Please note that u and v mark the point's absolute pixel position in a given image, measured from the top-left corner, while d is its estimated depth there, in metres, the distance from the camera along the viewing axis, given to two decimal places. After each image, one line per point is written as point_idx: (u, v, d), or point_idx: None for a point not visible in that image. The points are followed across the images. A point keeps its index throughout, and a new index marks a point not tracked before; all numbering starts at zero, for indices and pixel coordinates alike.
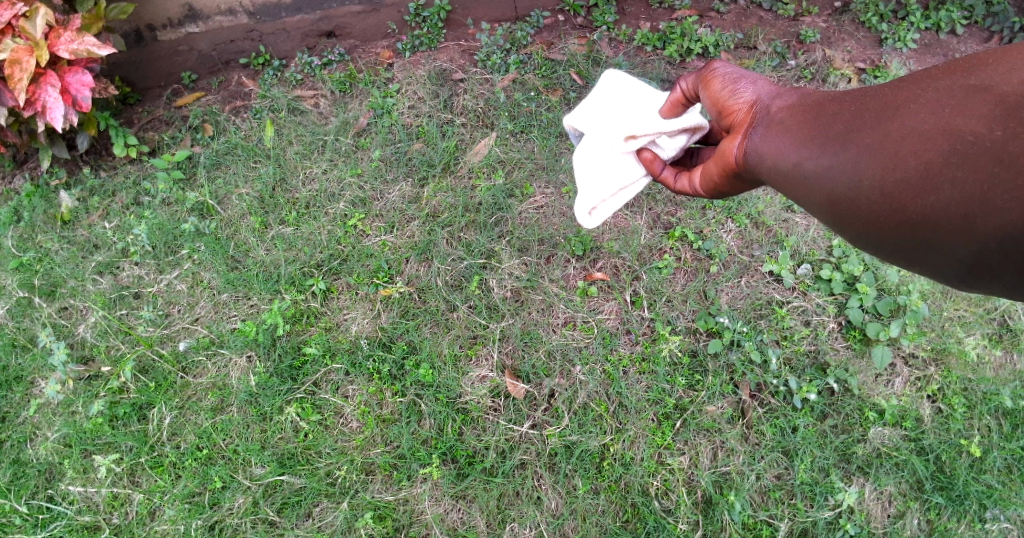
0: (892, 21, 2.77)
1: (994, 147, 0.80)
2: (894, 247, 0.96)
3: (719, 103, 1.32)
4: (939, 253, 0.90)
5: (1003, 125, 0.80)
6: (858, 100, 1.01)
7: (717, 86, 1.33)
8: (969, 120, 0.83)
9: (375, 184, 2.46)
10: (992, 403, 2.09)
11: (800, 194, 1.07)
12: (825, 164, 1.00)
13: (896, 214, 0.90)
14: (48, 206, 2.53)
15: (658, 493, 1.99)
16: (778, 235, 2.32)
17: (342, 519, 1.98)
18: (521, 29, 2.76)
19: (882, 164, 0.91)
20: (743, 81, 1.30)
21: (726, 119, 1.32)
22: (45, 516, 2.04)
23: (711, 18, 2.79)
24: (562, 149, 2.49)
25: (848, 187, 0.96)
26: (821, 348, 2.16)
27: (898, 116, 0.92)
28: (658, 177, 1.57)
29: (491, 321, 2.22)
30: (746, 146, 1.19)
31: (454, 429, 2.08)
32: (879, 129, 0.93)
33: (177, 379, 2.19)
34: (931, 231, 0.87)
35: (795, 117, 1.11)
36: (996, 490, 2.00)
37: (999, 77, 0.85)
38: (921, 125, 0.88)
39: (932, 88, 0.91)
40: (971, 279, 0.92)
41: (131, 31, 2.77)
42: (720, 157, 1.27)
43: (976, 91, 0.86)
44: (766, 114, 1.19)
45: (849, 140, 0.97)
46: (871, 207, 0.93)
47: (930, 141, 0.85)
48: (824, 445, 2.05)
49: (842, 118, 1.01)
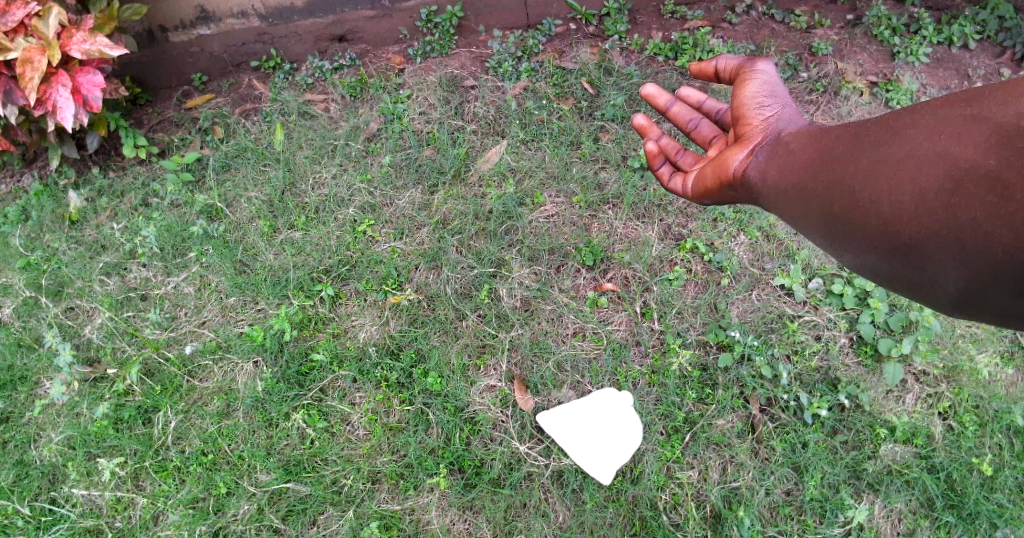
0: (904, 35, 2.75)
1: (990, 173, 0.94)
2: (893, 269, 1.16)
3: (744, 123, 1.64)
4: (931, 271, 1.07)
5: (997, 154, 0.94)
6: (871, 131, 1.21)
7: (745, 109, 1.64)
8: (968, 149, 0.98)
9: (384, 189, 2.45)
10: (1004, 421, 2.07)
11: (812, 216, 1.31)
12: (836, 185, 1.23)
13: (889, 234, 1.10)
14: (57, 206, 2.53)
15: (666, 506, 1.98)
16: (790, 248, 2.30)
17: (348, 528, 1.96)
18: (532, 37, 2.76)
19: (884, 188, 1.11)
20: (767, 107, 1.61)
21: (748, 137, 1.62)
22: (47, 518, 2.03)
23: (723, 28, 2.77)
24: (573, 158, 2.48)
25: (845, 206, 1.20)
26: (832, 364, 2.14)
27: (896, 144, 1.13)
28: (656, 172, 1.95)
29: (500, 330, 2.20)
30: (765, 167, 1.48)
31: (461, 439, 2.06)
32: (879, 156, 1.15)
33: (183, 383, 2.18)
34: (923, 252, 1.06)
35: (814, 148, 1.36)
36: (1007, 510, 1.97)
37: (995, 108, 0.99)
38: (916, 153, 1.07)
39: (929, 117, 1.09)
40: (964, 300, 1.08)
41: (142, 32, 2.71)
42: (734, 170, 1.58)
43: (975, 120, 1.00)
44: (784, 144, 1.47)
45: (849, 169, 1.20)
46: (871, 227, 1.14)
47: (933, 168, 1.03)
48: (835, 461, 2.02)
49: (843, 148, 1.25)
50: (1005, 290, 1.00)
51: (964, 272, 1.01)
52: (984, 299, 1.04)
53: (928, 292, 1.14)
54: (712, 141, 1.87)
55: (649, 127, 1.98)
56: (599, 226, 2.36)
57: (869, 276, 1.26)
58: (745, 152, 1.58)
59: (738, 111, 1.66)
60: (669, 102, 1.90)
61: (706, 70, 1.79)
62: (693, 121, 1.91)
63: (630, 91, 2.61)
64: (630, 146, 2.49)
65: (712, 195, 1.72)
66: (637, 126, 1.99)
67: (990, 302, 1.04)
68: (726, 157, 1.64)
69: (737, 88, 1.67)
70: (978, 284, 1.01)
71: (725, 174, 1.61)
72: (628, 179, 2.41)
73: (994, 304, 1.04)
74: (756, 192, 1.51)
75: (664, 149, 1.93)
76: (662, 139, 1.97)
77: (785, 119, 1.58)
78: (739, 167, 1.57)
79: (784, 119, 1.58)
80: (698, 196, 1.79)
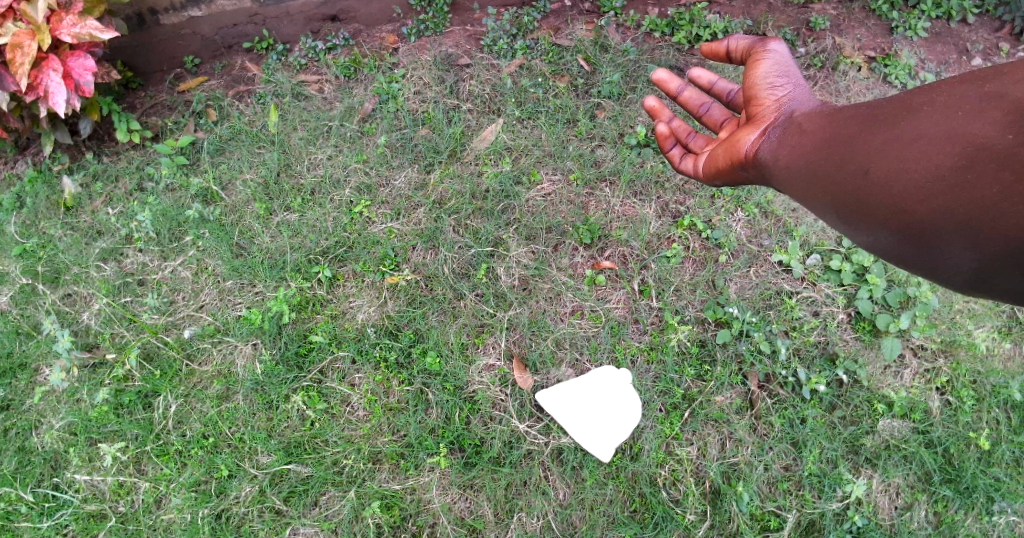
0: (903, 8, 2.72)
1: (1005, 149, 0.96)
2: (904, 249, 1.15)
3: (756, 101, 1.61)
4: (941, 251, 1.09)
5: (1013, 131, 0.96)
6: (882, 109, 1.20)
7: (758, 89, 1.61)
8: (983, 125, 0.99)
9: (380, 169, 2.44)
10: (1001, 396, 2.08)
11: (819, 196, 1.28)
12: (846, 162, 1.21)
13: (902, 215, 1.10)
14: (51, 191, 2.51)
15: (665, 483, 1.99)
16: (788, 224, 2.29)
17: (350, 509, 1.98)
18: (528, 13, 2.72)
19: (896, 165, 1.10)
20: (778, 86, 1.59)
21: (760, 115, 1.59)
22: (51, 504, 2.03)
23: (720, 4, 2.74)
24: (569, 136, 2.46)
25: (857, 185, 1.18)
26: (830, 339, 2.14)
27: (910, 122, 1.11)
28: (667, 154, 1.93)
29: (498, 310, 2.20)
30: (772, 147, 1.45)
31: (461, 418, 2.07)
32: (890, 134, 1.14)
33: (182, 367, 2.17)
34: (937, 228, 1.06)
35: (823, 127, 1.33)
36: (1004, 483, 1.99)
37: (1011, 86, 1.00)
38: (931, 131, 1.06)
39: (943, 96, 1.09)
40: (971, 280, 1.11)
41: (132, 15, 2.66)
42: (746, 151, 1.55)
43: (990, 97, 1.01)
44: (794, 123, 1.45)
45: (860, 147, 1.18)
46: (884, 205, 1.13)
47: (947, 145, 1.03)
48: (833, 436, 2.03)
49: (854, 126, 1.23)
50: (1014, 269, 1.03)
51: (975, 251, 1.04)
52: (992, 279, 1.08)
53: (935, 271, 1.15)
54: (723, 125, 1.83)
55: (661, 108, 1.95)
56: (596, 205, 2.35)
57: (872, 256, 1.27)
58: (757, 132, 1.55)
59: (750, 92, 1.63)
60: (681, 87, 1.88)
61: (717, 49, 1.77)
62: (704, 106, 1.88)
63: (626, 68, 2.58)
64: (627, 124, 2.47)
65: (719, 176, 1.69)
66: (650, 108, 1.94)
67: (996, 281, 1.08)
68: (737, 138, 1.61)
69: (749, 69, 1.65)
70: (990, 259, 1.03)
71: (737, 154, 1.58)
72: (625, 156, 2.40)
73: (1004, 281, 1.07)
74: (765, 172, 1.48)
75: (675, 131, 1.90)
76: (673, 122, 1.93)
77: (798, 99, 1.56)
78: (752, 146, 1.54)
79: (796, 100, 1.56)
80: (709, 178, 1.76)
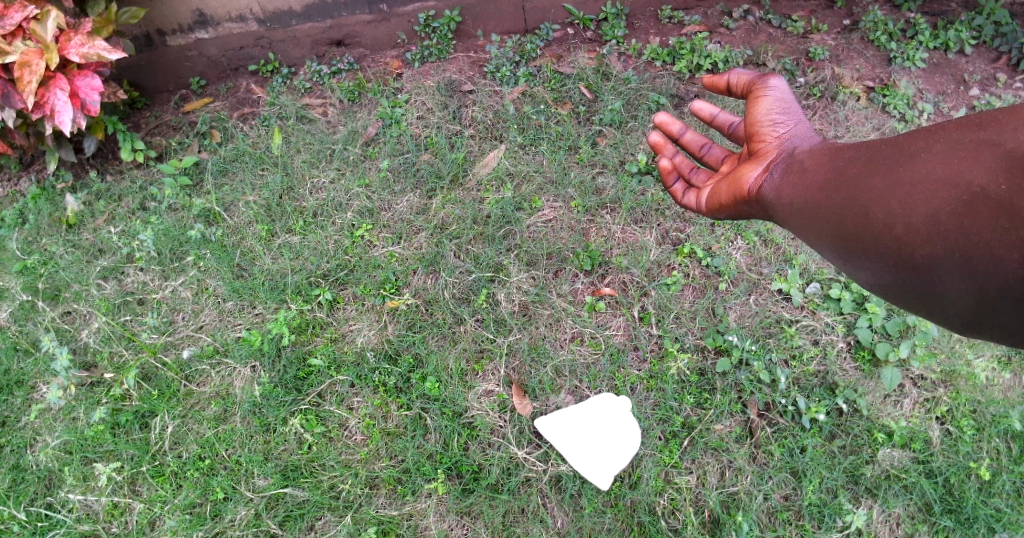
0: (901, 40, 2.76)
1: (999, 197, 0.95)
2: (902, 288, 1.15)
3: (758, 138, 1.64)
4: (940, 293, 1.08)
5: (1008, 179, 0.95)
6: (883, 151, 1.22)
7: (760, 126, 1.64)
8: (979, 173, 1.00)
9: (383, 194, 2.45)
10: (1002, 426, 2.07)
11: (821, 234, 1.29)
12: (847, 204, 1.22)
13: (901, 255, 1.10)
14: (54, 209, 2.52)
15: (665, 512, 1.97)
16: (787, 252, 2.31)
17: (345, 534, 1.95)
18: (530, 41, 2.77)
19: (894, 209, 1.11)
20: (781, 122, 1.61)
21: (763, 152, 1.61)
22: (44, 523, 2.01)
23: (720, 34, 2.79)
24: (570, 163, 2.48)
25: (858, 225, 1.19)
26: (830, 369, 2.14)
27: (909, 165, 1.13)
28: (670, 190, 1.94)
29: (498, 336, 2.20)
30: (775, 186, 1.48)
31: (459, 444, 2.06)
32: (890, 177, 1.15)
33: (180, 388, 2.17)
34: (935, 271, 1.06)
35: (827, 167, 1.35)
36: (1006, 514, 1.97)
37: (1007, 134, 1.00)
38: (929, 175, 1.08)
39: (942, 143, 1.10)
40: (971, 323, 1.09)
41: (140, 35, 2.70)
42: (750, 186, 1.58)
43: (986, 145, 1.02)
44: (796, 161, 1.47)
45: (861, 189, 1.20)
46: (884, 247, 1.13)
47: (944, 190, 1.03)
48: (833, 466, 2.02)
49: (857, 168, 1.25)
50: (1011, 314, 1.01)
51: (973, 293, 1.02)
52: (990, 323, 1.06)
53: (935, 312, 1.14)
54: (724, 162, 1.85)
55: (663, 146, 1.98)
56: (597, 231, 2.36)
57: (875, 294, 1.26)
58: (760, 168, 1.58)
59: (751, 128, 1.66)
60: (682, 130, 1.92)
61: (718, 83, 1.80)
62: (705, 146, 1.91)
63: (627, 96, 2.61)
64: (628, 151, 2.50)
65: (722, 210, 1.71)
66: (653, 144, 1.99)
67: (997, 324, 1.06)
68: (739, 174, 1.64)
69: (750, 105, 1.68)
70: (987, 304, 1.02)
71: (740, 191, 1.61)
72: (626, 184, 2.42)
73: (1003, 325, 1.05)
74: (769, 208, 1.50)
75: (676, 167, 1.93)
76: (676, 157, 1.96)
77: (798, 136, 1.57)
78: (755, 183, 1.56)
79: (797, 136, 1.57)
80: (712, 212, 1.78)
